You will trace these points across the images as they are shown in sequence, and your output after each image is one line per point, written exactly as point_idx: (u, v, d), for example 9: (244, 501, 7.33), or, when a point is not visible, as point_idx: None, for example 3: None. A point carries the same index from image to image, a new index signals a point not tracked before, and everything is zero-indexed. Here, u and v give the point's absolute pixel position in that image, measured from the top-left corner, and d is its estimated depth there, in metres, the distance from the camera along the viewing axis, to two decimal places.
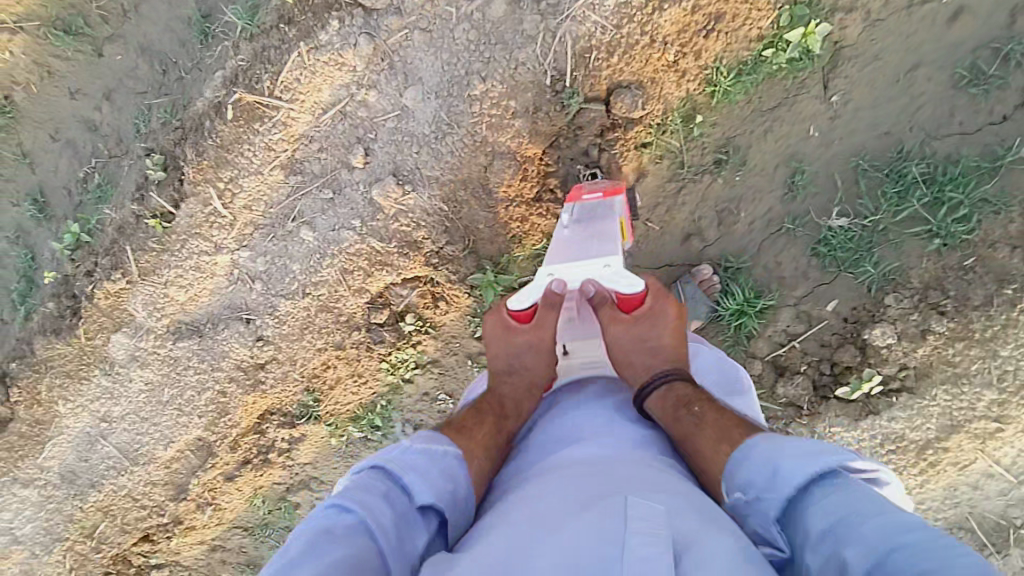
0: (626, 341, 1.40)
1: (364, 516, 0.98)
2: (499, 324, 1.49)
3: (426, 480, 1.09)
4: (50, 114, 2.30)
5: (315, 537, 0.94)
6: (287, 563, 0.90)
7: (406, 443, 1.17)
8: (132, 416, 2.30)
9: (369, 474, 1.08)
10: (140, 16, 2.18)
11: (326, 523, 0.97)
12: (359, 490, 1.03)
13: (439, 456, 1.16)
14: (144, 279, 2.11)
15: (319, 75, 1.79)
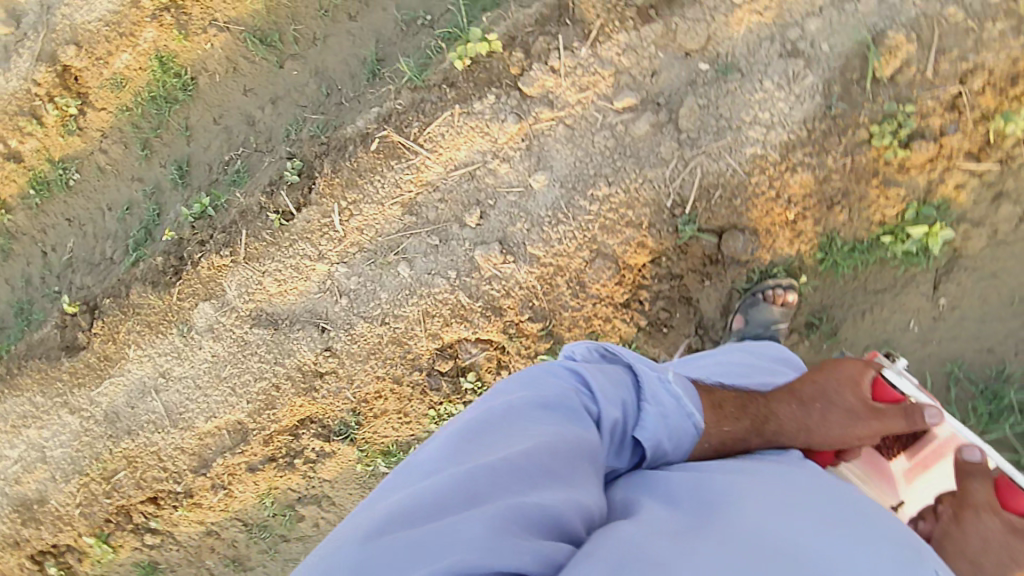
0: (990, 539, 1.31)
1: (605, 414, 1.19)
2: (854, 372, 1.45)
3: (656, 425, 1.24)
4: (221, 101, 2.59)
5: (568, 402, 1.17)
6: (541, 405, 1.16)
7: (671, 375, 1.33)
8: (189, 381, 2.42)
9: (622, 379, 1.29)
10: (325, 44, 2.44)
11: (575, 393, 1.21)
12: (607, 389, 1.24)
13: (681, 411, 1.28)
14: (248, 264, 2.30)
15: (463, 136, 1.96)
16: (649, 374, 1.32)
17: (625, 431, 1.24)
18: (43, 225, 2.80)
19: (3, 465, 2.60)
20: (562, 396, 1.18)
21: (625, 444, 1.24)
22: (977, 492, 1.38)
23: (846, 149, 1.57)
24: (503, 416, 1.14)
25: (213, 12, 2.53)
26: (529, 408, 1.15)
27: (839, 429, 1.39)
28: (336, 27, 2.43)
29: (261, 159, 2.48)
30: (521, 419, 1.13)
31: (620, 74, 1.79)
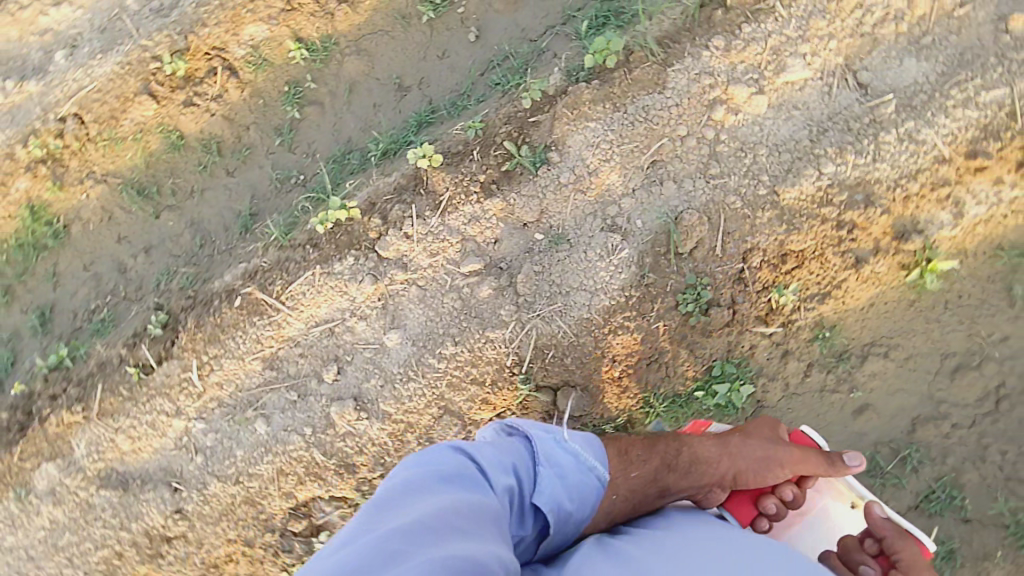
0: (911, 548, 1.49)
1: (505, 481, 1.33)
2: (769, 421, 1.64)
3: (554, 488, 1.40)
4: (92, 249, 2.58)
5: (469, 471, 1.29)
6: (442, 476, 1.26)
7: (564, 433, 1.50)
8: (21, 550, 2.21)
9: (519, 445, 1.44)
10: (202, 198, 2.52)
11: (475, 459, 1.33)
12: (502, 456, 1.38)
13: (582, 469, 1.47)
14: (100, 420, 2.19)
15: (322, 295, 2.04)
16: (544, 437, 1.47)
17: (527, 499, 1.37)
18: None
19: None
20: (463, 464, 1.30)
21: (528, 508, 1.37)
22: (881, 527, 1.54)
23: (657, 313, 1.74)
24: (405, 488, 1.22)
25: (91, 166, 2.57)
26: (431, 478, 1.25)
27: (760, 458, 1.55)
28: (213, 182, 2.52)
29: (129, 307, 2.46)
30: (428, 489, 1.22)
31: (467, 241, 1.95)
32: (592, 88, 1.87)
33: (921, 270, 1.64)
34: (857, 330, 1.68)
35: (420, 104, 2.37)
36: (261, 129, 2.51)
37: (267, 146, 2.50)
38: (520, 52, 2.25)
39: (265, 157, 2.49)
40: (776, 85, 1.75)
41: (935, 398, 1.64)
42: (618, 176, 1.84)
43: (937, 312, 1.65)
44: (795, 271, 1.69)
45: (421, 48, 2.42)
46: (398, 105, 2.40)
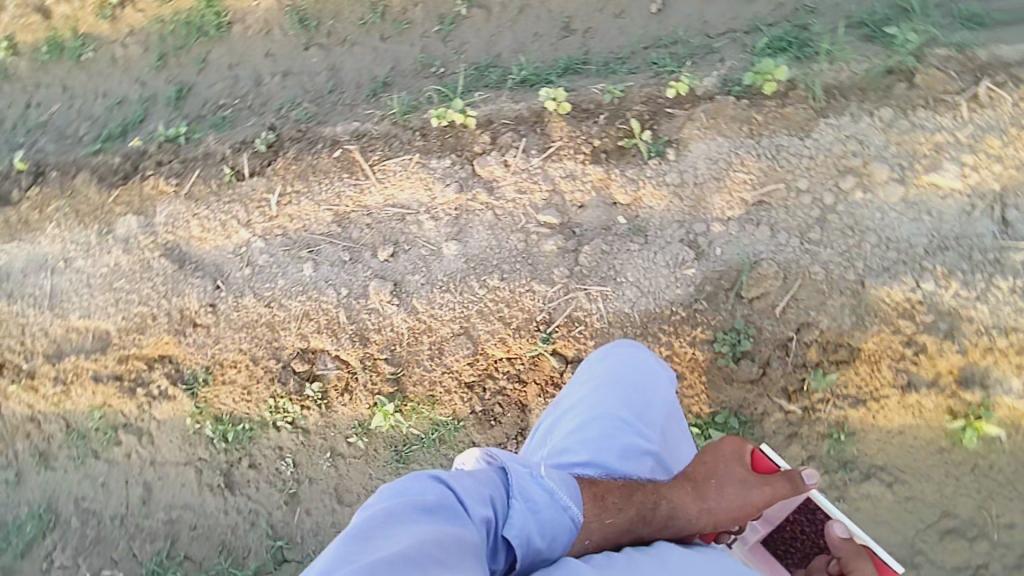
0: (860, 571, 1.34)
1: (479, 513, 1.17)
2: (733, 452, 1.46)
3: (525, 519, 1.20)
4: (242, 54, 2.78)
5: (442, 501, 1.15)
6: (416, 508, 1.12)
7: (543, 468, 1.31)
8: (81, 276, 2.50)
9: (495, 480, 1.28)
10: (349, 50, 2.63)
11: (452, 488, 1.19)
12: (479, 487, 1.23)
13: (558, 506, 1.25)
14: (184, 200, 2.43)
15: (410, 181, 2.14)
16: (519, 470, 1.30)
17: (500, 533, 1.20)
18: (53, 86, 3.05)
19: None
20: (441, 494, 1.16)
21: (500, 543, 1.20)
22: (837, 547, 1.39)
23: (692, 340, 1.74)
24: (378, 519, 1.09)
25: None
26: (408, 510, 1.12)
27: (742, 501, 1.37)
28: (365, 39, 2.61)
29: (248, 117, 2.63)
30: (401, 520, 1.09)
31: (556, 193, 1.98)
32: (741, 105, 1.87)
33: (966, 423, 1.56)
34: (873, 448, 1.61)
35: (577, 50, 2.31)
36: (428, 12, 2.57)
37: (425, 29, 2.54)
38: (693, 42, 2.17)
39: (419, 37, 2.54)
40: (922, 182, 1.70)
41: (914, 546, 1.54)
42: (720, 199, 1.82)
43: (961, 471, 1.57)
44: (842, 364, 1.64)
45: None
46: (557, 43, 2.34)
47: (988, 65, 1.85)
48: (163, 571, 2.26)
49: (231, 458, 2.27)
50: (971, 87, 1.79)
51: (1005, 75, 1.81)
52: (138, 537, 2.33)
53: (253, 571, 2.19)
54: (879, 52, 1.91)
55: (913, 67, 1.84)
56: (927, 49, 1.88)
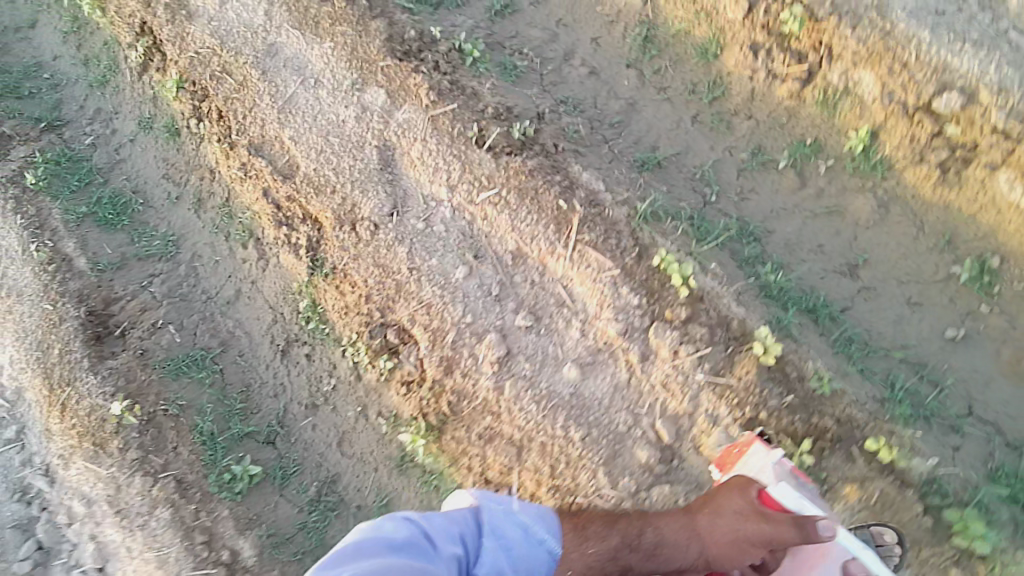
0: None
1: (446, 552, 1.31)
2: (722, 496, 1.61)
3: (496, 556, 1.36)
4: (577, 21, 2.62)
5: (411, 538, 1.29)
6: (390, 542, 1.27)
7: (511, 516, 1.43)
8: (316, 106, 2.63)
9: (465, 514, 1.42)
10: (659, 102, 2.41)
11: (420, 526, 1.33)
12: (448, 527, 1.36)
13: (533, 542, 1.43)
14: (426, 120, 2.43)
15: (593, 284, 2.06)
16: (492, 507, 1.44)
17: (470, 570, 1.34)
18: None
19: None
20: (411, 533, 1.30)
21: None
22: None
23: None
24: (353, 548, 1.25)
25: None
26: (378, 546, 1.26)
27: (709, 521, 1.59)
28: (681, 104, 2.38)
29: (532, 85, 2.53)
30: (371, 553, 1.24)
31: (689, 417, 1.90)
32: (925, 526, 1.67)
33: None
34: None
35: (841, 297, 2.02)
36: (753, 132, 2.26)
37: (736, 145, 2.27)
38: (948, 408, 1.84)
39: (724, 147, 2.28)
40: None
41: None
42: None
43: None
44: None
45: (913, 275, 1.99)
46: (828, 273, 2.06)
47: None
48: (199, 366, 2.60)
49: (305, 338, 2.53)
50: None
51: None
52: (205, 324, 2.69)
53: (247, 429, 2.48)
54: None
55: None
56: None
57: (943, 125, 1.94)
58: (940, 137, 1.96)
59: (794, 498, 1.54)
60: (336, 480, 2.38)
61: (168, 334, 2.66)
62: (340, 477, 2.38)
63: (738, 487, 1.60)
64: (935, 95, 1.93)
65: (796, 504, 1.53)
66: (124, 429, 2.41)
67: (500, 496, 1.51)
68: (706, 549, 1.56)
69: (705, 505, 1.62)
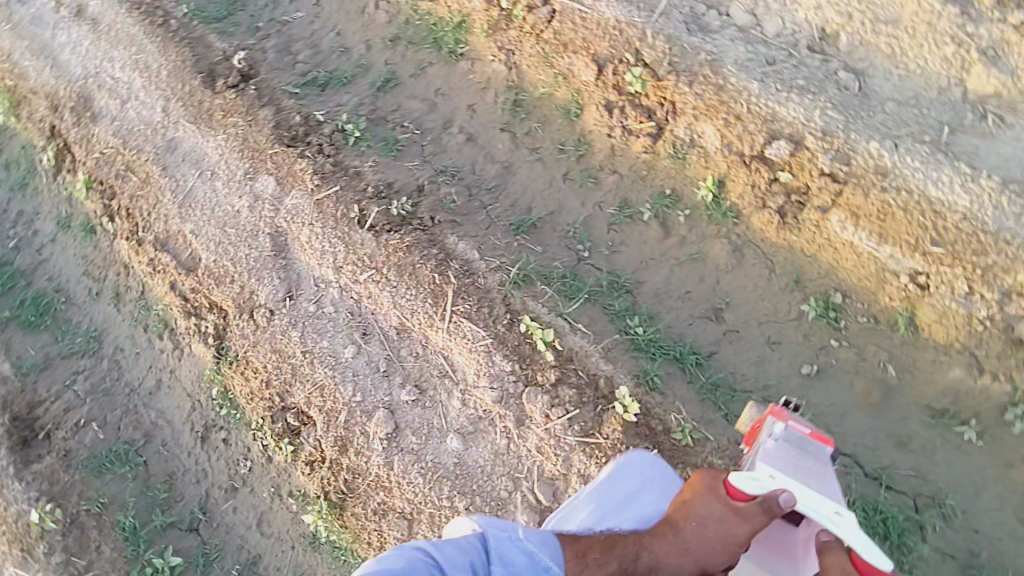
0: None
1: None
2: (700, 498, 1.57)
3: None
4: (454, 87, 2.68)
5: (413, 570, 1.35)
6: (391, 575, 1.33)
7: (519, 542, 1.44)
8: (213, 196, 2.70)
9: (474, 542, 1.46)
10: (532, 163, 2.46)
11: (429, 558, 1.38)
12: (456, 555, 1.41)
13: (537, 567, 1.42)
14: (311, 205, 2.51)
15: (468, 354, 2.13)
16: (497, 533, 1.46)
17: None
18: None
19: (110, 76, 3.01)
20: (414, 567, 1.35)
21: None
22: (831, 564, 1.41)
23: None
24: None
25: (517, 48, 2.56)
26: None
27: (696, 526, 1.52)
28: (552, 161, 2.43)
29: (414, 156, 2.61)
30: None
31: (563, 478, 1.98)
32: None
33: None
34: None
35: (707, 342, 2.08)
36: (619, 186, 2.32)
37: (605, 200, 2.32)
38: None
39: (594, 203, 2.33)
40: None
41: None
42: None
43: None
44: None
45: (770, 314, 2.05)
46: (695, 319, 2.11)
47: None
48: (123, 460, 2.60)
49: (217, 423, 2.57)
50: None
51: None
52: (128, 417, 2.67)
53: (170, 520, 2.51)
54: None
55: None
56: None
57: (778, 172, 2.05)
58: (778, 183, 2.06)
59: (767, 475, 1.51)
60: (257, 560, 2.44)
61: (91, 431, 2.64)
62: (260, 557, 2.44)
63: (712, 482, 1.59)
64: (767, 144, 2.05)
65: (770, 480, 1.50)
66: (47, 534, 2.44)
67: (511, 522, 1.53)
68: (700, 557, 1.49)
69: (686, 508, 1.58)
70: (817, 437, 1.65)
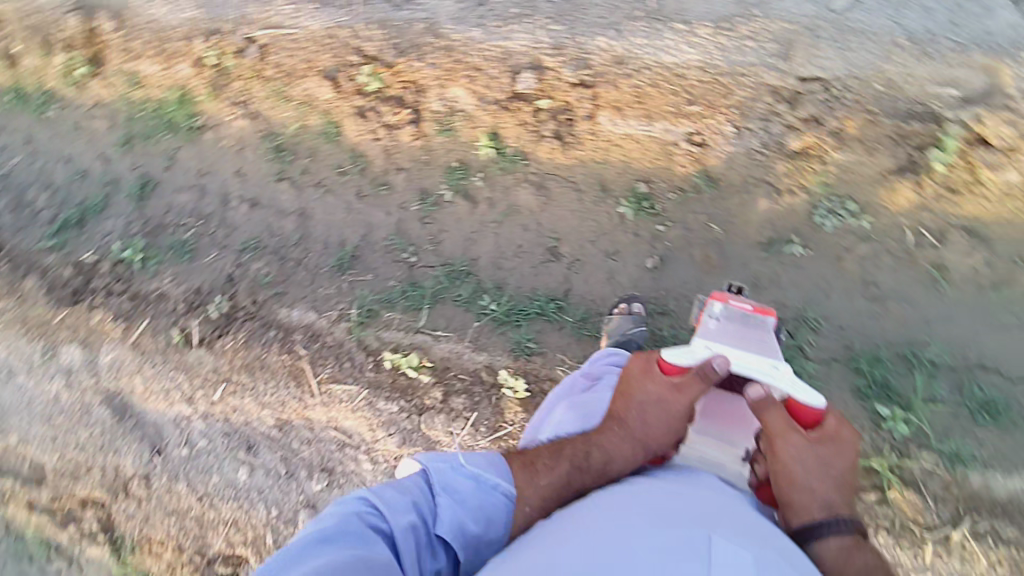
0: (804, 459, 1.31)
1: (395, 524, 1.26)
2: (637, 379, 1.52)
3: (450, 510, 1.32)
4: (213, 159, 2.47)
5: (349, 518, 1.25)
6: (327, 529, 1.23)
7: (461, 468, 1.38)
8: (21, 393, 2.29)
9: (417, 480, 1.39)
10: (322, 198, 2.35)
11: (369, 505, 1.30)
12: (398, 495, 1.33)
13: (485, 489, 1.37)
14: (130, 352, 2.23)
15: (353, 414, 2.05)
16: (439, 465, 1.40)
17: (428, 534, 1.30)
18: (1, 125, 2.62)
19: None
20: (354, 514, 1.26)
21: (433, 542, 1.31)
22: (775, 423, 1.35)
23: None
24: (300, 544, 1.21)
25: (250, 96, 2.38)
26: (319, 536, 1.21)
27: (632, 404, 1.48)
28: (342, 190, 2.33)
29: (210, 249, 2.38)
30: (314, 543, 1.20)
31: None
32: None
33: None
34: None
35: (557, 284, 2.10)
36: (410, 181, 2.26)
37: (405, 199, 2.27)
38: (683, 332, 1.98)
39: (397, 208, 2.27)
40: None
41: None
42: None
43: None
44: None
45: (598, 229, 2.09)
46: (538, 268, 2.13)
47: (976, 493, 1.67)
48: None
49: None
50: (944, 526, 1.64)
51: (988, 517, 1.65)
52: None
53: None
54: (864, 441, 1.73)
55: (894, 478, 1.68)
56: (919, 445, 1.72)
57: (536, 102, 2.06)
58: (541, 112, 2.06)
59: (702, 349, 1.51)
60: None
61: None
62: None
63: (644, 365, 1.54)
64: (514, 82, 2.05)
65: (705, 354, 1.50)
66: None
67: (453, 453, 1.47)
68: (645, 437, 1.42)
69: (626, 396, 1.51)
70: (760, 311, 1.70)
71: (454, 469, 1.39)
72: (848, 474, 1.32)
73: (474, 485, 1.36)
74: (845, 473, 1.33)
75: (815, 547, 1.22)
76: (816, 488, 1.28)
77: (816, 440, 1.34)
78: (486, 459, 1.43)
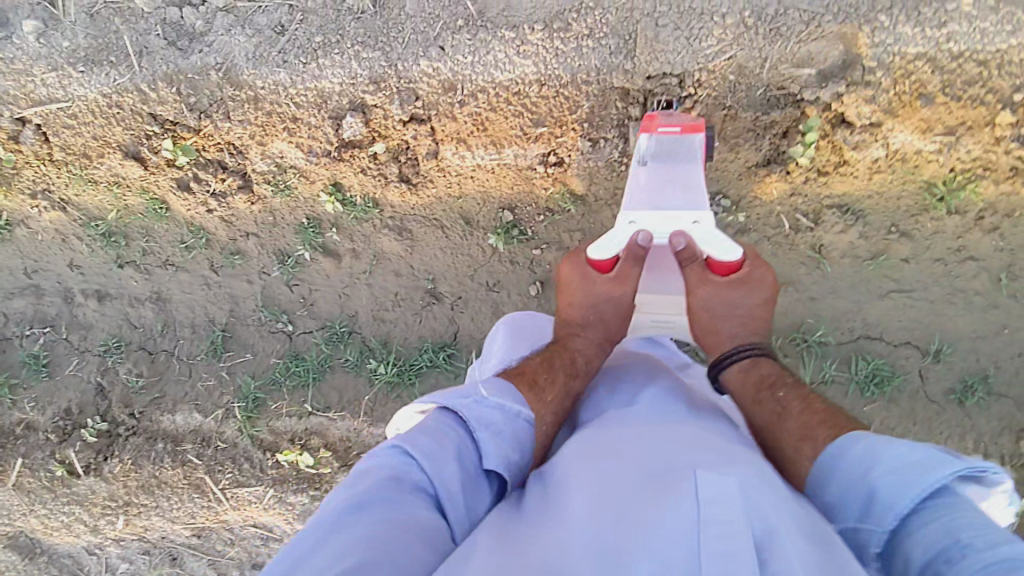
0: (715, 305, 1.40)
1: (435, 478, 1.00)
2: (571, 277, 1.47)
3: (494, 446, 1.08)
4: (38, 255, 2.16)
5: (382, 484, 0.97)
6: (354, 500, 0.94)
7: (485, 398, 1.13)
8: None
9: (440, 417, 1.11)
10: (174, 276, 2.11)
11: (399, 459, 1.01)
12: (425, 438, 1.05)
13: (512, 416, 1.13)
14: (15, 494, 2.08)
15: (266, 510, 2.00)
16: (459, 400, 1.13)
17: (474, 473, 1.06)
18: None
19: None
20: (387, 474, 0.98)
21: (480, 484, 1.07)
22: (689, 278, 1.40)
23: None
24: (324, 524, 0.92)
25: (48, 180, 2.01)
26: (346, 507, 0.93)
27: (581, 304, 1.44)
28: (194, 265, 2.10)
29: (70, 357, 2.15)
30: (346, 518, 0.92)
31: None
32: None
33: None
34: None
35: (445, 328, 1.98)
36: (262, 245, 2.03)
37: (263, 264, 2.05)
38: None
39: (258, 274, 2.06)
40: None
41: None
42: None
43: None
44: None
45: (473, 263, 1.93)
46: (421, 313, 1.99)
47: None
48: None
49: None
50: None
51: None
52: None
53: None
54: None
55: None
56: None
57: (371, 147, 1.81)
58: (379, 156, 1.82)
59: (625, 224, 1.43)
60: None
61: None
62: None
63: (575, 260, 1.48)
64: (338, 129, 1.78)
65: (628, 227, 1.43)
66: None
67: (467, 385, 1.21)
68: (606, 334, 1.43)
69: (569, 297, 1.46)
70: (688, 129, 1.52)
71: (475, 402, 1.12)
72: (760, 306, 1.42)
73: (504, 414, 1.12)
74: (760, 301, 1.42)
75: (729, 377, 1.39)
76: (729, 330, 1.41)
77: (731, 283, 1.39)
78: (491, 383, 1.19)
